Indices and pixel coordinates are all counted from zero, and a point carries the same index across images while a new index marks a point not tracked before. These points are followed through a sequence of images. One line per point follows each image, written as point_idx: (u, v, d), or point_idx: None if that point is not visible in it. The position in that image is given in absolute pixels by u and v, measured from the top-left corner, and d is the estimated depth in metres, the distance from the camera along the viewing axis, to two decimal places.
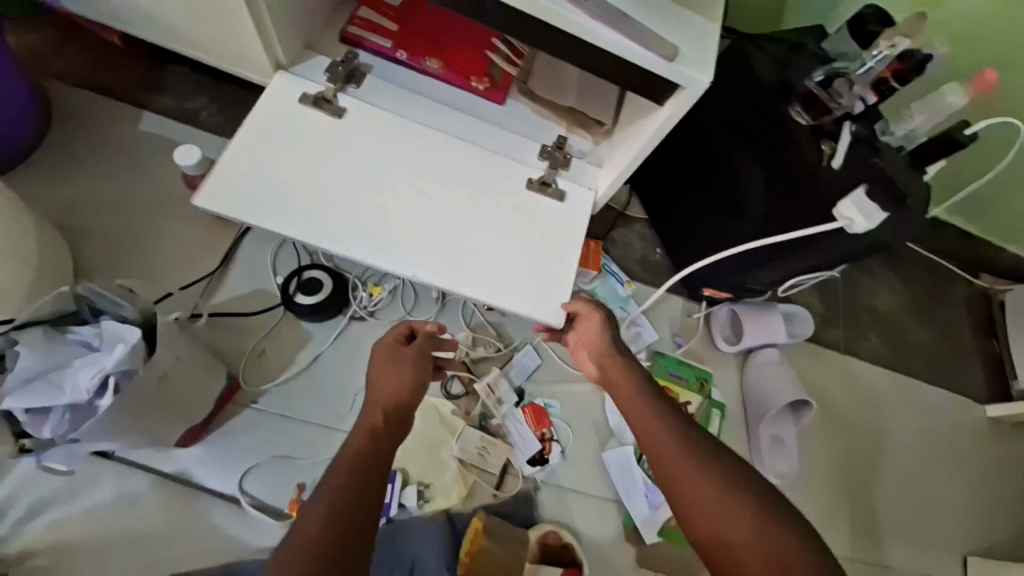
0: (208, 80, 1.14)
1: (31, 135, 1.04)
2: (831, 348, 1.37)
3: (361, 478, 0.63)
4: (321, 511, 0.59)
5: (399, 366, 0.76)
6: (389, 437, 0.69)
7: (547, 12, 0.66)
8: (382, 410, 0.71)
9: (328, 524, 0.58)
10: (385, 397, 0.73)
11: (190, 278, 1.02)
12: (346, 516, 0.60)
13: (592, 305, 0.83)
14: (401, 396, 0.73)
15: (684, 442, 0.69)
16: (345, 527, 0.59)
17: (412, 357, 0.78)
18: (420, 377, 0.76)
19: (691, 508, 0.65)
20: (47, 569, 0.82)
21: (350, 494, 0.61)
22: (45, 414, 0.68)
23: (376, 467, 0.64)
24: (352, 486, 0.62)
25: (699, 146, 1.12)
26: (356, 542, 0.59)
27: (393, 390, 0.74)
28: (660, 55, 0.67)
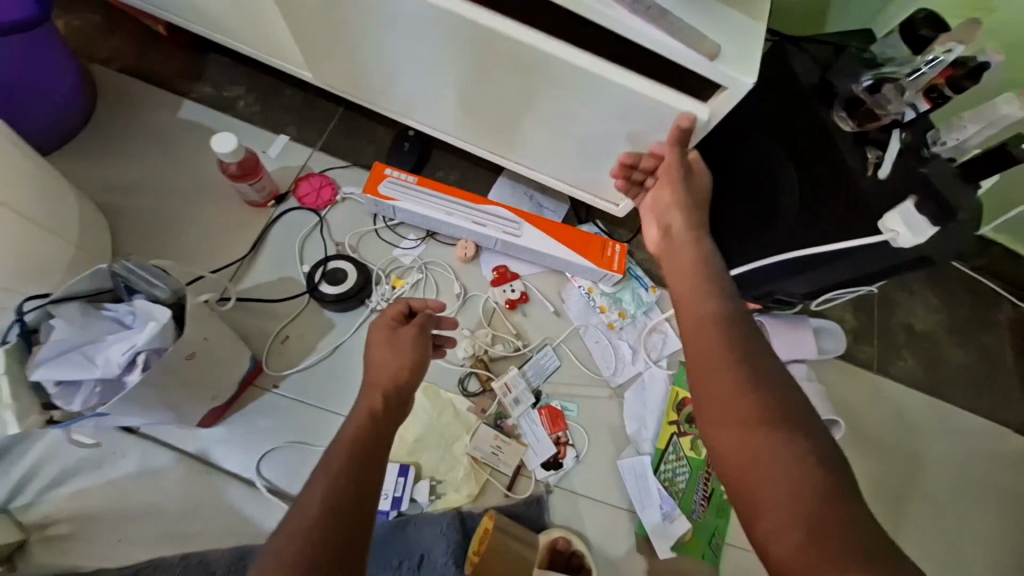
0: (246, 69, 1.16)
1: (76, 117, 1.08)
2: (863, 367, 1.32)
3: (361, 460, 0.63)
4: (318, 499, 0.59)
5: (399, 349, 0.75)
6: (388, 420, 0.69)
7: (584, 7, 0.65)
8: (382, 392, 0.70)
9: (330, 506, 0.58)
10: (386, 379, 0.72)
11: (220, 263, 1.04)
12: (346, 501, 0.59)
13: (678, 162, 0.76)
14: (398, 381, 0.73)
15: (741, 344, 0.61)
16: (346, 509, 0.59)
17: (411, 334, 0.76)
18: (420, 358, 0.76)
19: (737, 438, 0.56)
20: (67, 537, 0.85)
21: (349, 479, 0.61)
22: (75, 387, 0.70)
23: (372, 453, 0.64)
24: (349, 470, 0.62)
25: (735, 151, 1.09)
26: (357, 524, 0.59)
27: (392, 372, 0.73)
28: (699, 54, 0.65)
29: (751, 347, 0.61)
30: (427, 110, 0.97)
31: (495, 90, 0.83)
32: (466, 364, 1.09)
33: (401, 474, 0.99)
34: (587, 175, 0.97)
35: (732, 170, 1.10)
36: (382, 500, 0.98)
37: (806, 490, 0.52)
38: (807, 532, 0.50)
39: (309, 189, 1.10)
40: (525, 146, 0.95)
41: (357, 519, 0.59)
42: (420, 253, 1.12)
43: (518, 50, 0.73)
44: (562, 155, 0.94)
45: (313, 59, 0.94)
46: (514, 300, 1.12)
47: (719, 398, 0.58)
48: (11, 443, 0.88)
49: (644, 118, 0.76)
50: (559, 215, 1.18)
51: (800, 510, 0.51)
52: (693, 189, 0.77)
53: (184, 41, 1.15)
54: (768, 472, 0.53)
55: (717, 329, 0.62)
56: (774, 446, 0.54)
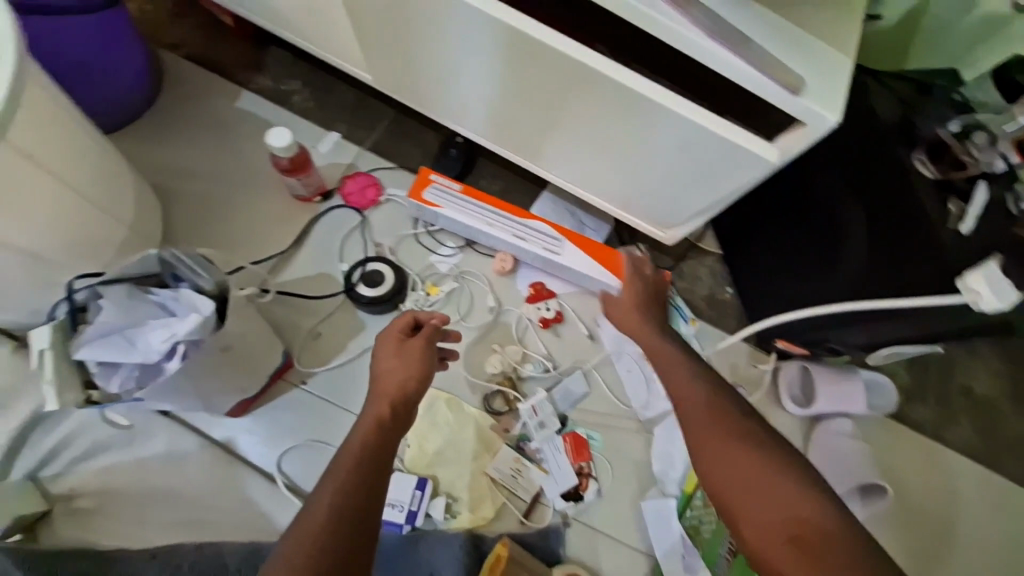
0: (304, 63, 1.18)
1: (141, 100, 1.11)
2: (912, 427, 1.22)
3: (368, 469, 0.65)
4: (324, 504, 0.61)
5: (407, 360, 0.76)
6: (394, 429, 0.71)
7: (664, 29, 0.61)
8: (389, 401, 0.72)
9: (334, 514, 0.60)
10: (393, 390, 0.73)
11: (261, 254, 1.05)
12: (346, 511, 0.61)
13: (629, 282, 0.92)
14: (405, 391, 0.74)
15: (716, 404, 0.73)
16: (350, 517, 0.61)
17: (418, 347, 0.77)
18: (426, 370, 0.76)
19: (735, 485, 0.66)
20: (90, 511, 0.85)
21: (355, 487, 0.63)
22: (115, 367, 0.70)
23: (379, 461, 0.66)
24: (355, 478, 0.64)
25: (791, 189, 1.00)
26: (362, 530, 0.61)
27: (400, 381, 0.74)
28: (781, 86, 0.60)
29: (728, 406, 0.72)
30: (479, 119, 0.95)
31: (552, 104, 0.80)
32: (493, 381, 1.06)
33: (419, 487, 0.96)
34: (637, 200, 0.93)
35: (784, 210, 1.02)
36: (398, 512, 0.95)
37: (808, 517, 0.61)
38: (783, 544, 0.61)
39: (354, 187, 1.10)
40: (575, 163, 0.92)
41: (360, 524, 0.61)
42: (458, 262, 1.10)
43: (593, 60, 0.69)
44: (612, 176, 0.90)
45: (371, 60, 0.94)
46: (548, 319, 1.09)
47: (716, 451, 0.68)
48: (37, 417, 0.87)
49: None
50: (600, 234, 1.14)
51: (779, 528, 0.62)
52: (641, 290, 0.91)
53: (248, 33, 1.18)
54: (749, 500, 0.64)
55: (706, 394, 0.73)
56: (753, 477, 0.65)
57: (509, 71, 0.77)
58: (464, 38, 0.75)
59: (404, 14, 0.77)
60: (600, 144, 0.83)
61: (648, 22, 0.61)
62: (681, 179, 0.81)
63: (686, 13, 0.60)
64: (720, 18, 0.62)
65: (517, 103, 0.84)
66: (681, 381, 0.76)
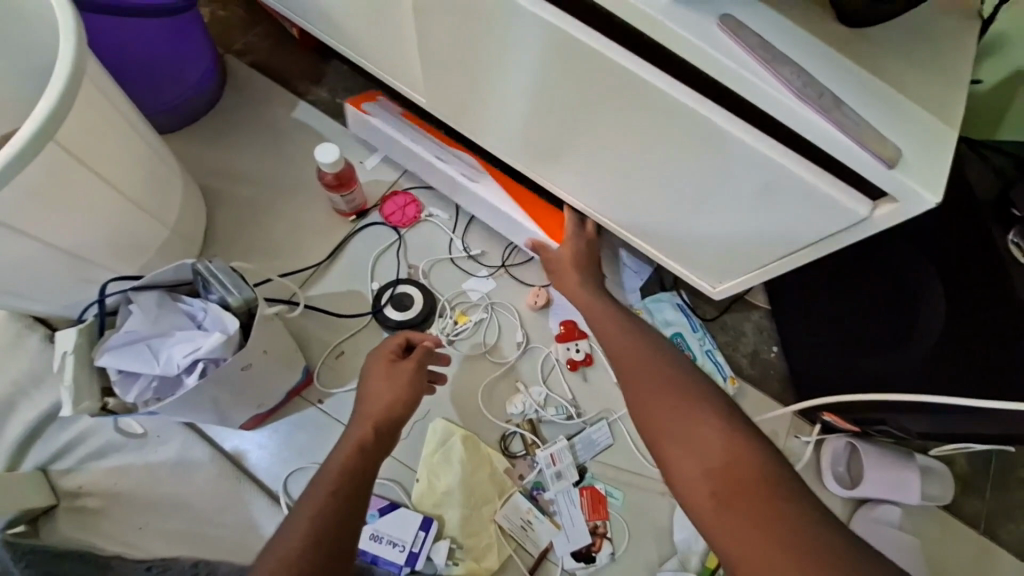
0: (363, 79, 1.18)
1: (203, 102, 1.12)
2: (968, 523, 1.10)
3: (346, 489, 0.66)
4: (303, 526, 0.62)
5: (395, 381, 0.78)
6: (376, 451, 0.72)
7: (744, 83, 0.56)
8: (373, 422, 0.74)
9: (312, 535, 0.61)
10: (378, 412, 0.75)
11: (296, 264, 1.05)
12: (325, 526, 0.63)
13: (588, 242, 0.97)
14: (391, 412, 0.76)
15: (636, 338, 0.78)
16: (327, 541, 0.62)
17: (407, 370, 0.79)
18: (414, 394, 0.78)
19: (655, 406, 0.68)
20: (95, 512, 0.85)
21: (333, 510, 0.64)
22: (134, 377, 0.69)
23: (362, 479, 0.69)
24: (337, 495, 0.66)
25: (859, 260, 0.94)
26: (342, 540, 0.63)
27: (385, 404, 0.76)
28: (876, 157, 0.55)
29: (642, 338, 0.78)
30: (532, 153, 0.93)
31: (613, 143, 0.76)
32: (513, 421, 1.01)
33: (423, 527, 0.92)
34: (694, 254, 0.90)
35: (852, 281, 0.95)
36: (399, 551, 0.90)
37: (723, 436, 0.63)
38: (720, 505, 0.59)
39: (394, 207, 1.09)
40: (629, 206, 0.88)
41: (343, 529, 0.63)
42: (489, 290, 1.07)
43: (660, 106, 0.65)
44: (670, 225, 0.86)
45: (430, 84, 0.93)
46: (577, 361, 1.03)
47: (642, 374, 0.72)
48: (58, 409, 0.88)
49: (787, 202, 0.66)
50: (642, 276, 1.13)
51: (695, 449, 0.63)
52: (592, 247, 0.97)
53: (310, 44, 1.19)
54: (685, 457, 0.63)
55: (631, 332, 0.80)
56: (681, 416, 0.66)
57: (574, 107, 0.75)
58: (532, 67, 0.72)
59: (475, 40, 0.75)
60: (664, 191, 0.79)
61: (727, 75, 0.56)
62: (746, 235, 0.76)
63: (773, 68, 0.56)
64: (812, 78, 0.57)
65: (579, 136, 0.81)
66: (615, 327, 0.81)
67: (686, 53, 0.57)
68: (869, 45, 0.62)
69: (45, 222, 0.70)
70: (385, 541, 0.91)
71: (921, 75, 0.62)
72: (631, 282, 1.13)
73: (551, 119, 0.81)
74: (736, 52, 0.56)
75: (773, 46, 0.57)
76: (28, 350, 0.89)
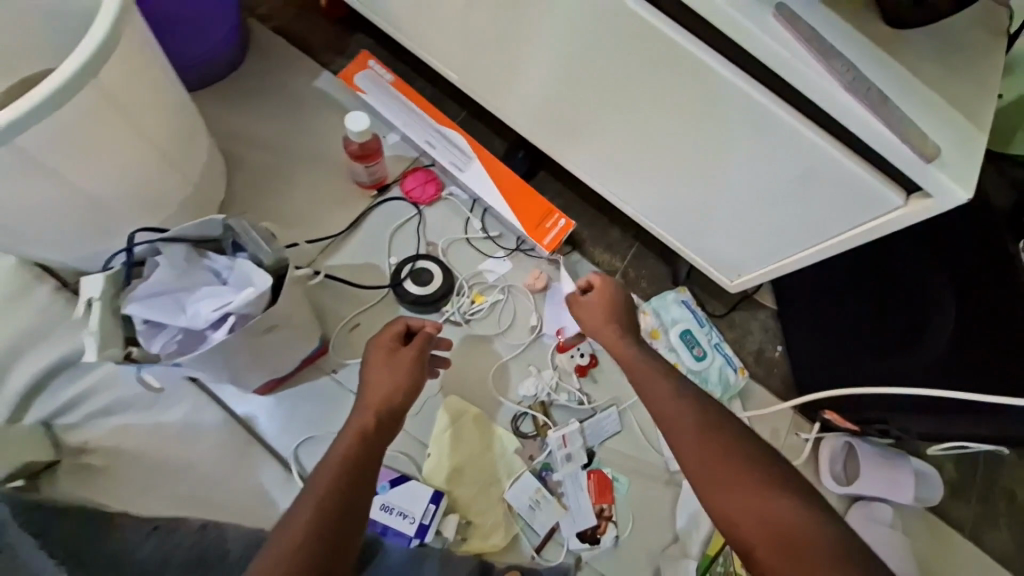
0: (388, 54, 1.17)
1: (222, 67, 1.10)
2: (955, 527, 1.13)
3: (351, 478, 0.65)
4: (307, 513, 0.61)
5: (395, 370, 0.76)
6: (378, 440, 0.70)
7: (793, 71, 0.59)
8: (374, 411, 0.72)
9: (317, 523, 0.61)
10: (379, 399, 0.73)
11: (314, 234, 1.04)
12: (332, 515, 0.62)
13: (600, 287, 0.85)
14: (393, 398, 0.74)
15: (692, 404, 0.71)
16: (332, 526, 0.61)
17: (409, 358, 0.77)
18: (416, 380, 0.76)
19: (712, 480, 0.66)
20: (100, 468, 0.83)
21: (338, 500, 0.63)
22: (160, 329, 0.68)
23: (364, 465, 0.67)
24: (340, 484, 0.64)
25: (872, 261, 0.96)
26: (345, 526, 0.62)
27: (386, 392, 0.74)
28: (916, 153, 0.58)
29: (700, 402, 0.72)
30: (566, 136, 0.93)
31: (652, 125, 0.78)
32: (524, 403, 1.01)
33: (433, 501, 0.91)
34: (719, 247, 0.92)
35: (869, 280, 0.97)
36: (409, 522, 0.90)
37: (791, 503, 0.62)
38: (774, 548, 0.60)
39: (414, 183, 1.07)
40: (660, 192, 0.90)
41: (350, 515, 0.63)
42: (506, 272, 1.07)
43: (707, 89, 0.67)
44: (700, 216, 0.88)
45: (469, 60, 0.93)
46: (583, 366, 1.02)
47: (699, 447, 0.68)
48: (67, 363, 0.86)
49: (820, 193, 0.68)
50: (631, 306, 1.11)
51: (756, 518, 0.62)
52: (613, 296, 0.85)
53: (337, 15, 1.17)
54: (729, 495, 0.64)
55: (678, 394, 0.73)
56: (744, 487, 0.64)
57: (619, 85, 0.76)
58: (583, 40, 0.73)
59: (528, 13, 0.75)
60: (698, 177, 0.81)
61: (778, 62, 0.59)
62: (773, 221, 0.79)
63: (827, 64, 0.58)
64: (857, 72, 0.59)
65: (618, 117, 0.82)
66: (664, 396, 0.73)
67: (742, 37, 0.59)
68: (912, 47, 0.63)
69: (77, 167, 0.69)
70: (395, 512, 0.90)
71: (958, 80, 0.64)
72: None
73: (593, 97, 0.81)
74: (787, 42, 0.58)
75: (824, 39, 0.59)
76: (36, 300, 0.86)
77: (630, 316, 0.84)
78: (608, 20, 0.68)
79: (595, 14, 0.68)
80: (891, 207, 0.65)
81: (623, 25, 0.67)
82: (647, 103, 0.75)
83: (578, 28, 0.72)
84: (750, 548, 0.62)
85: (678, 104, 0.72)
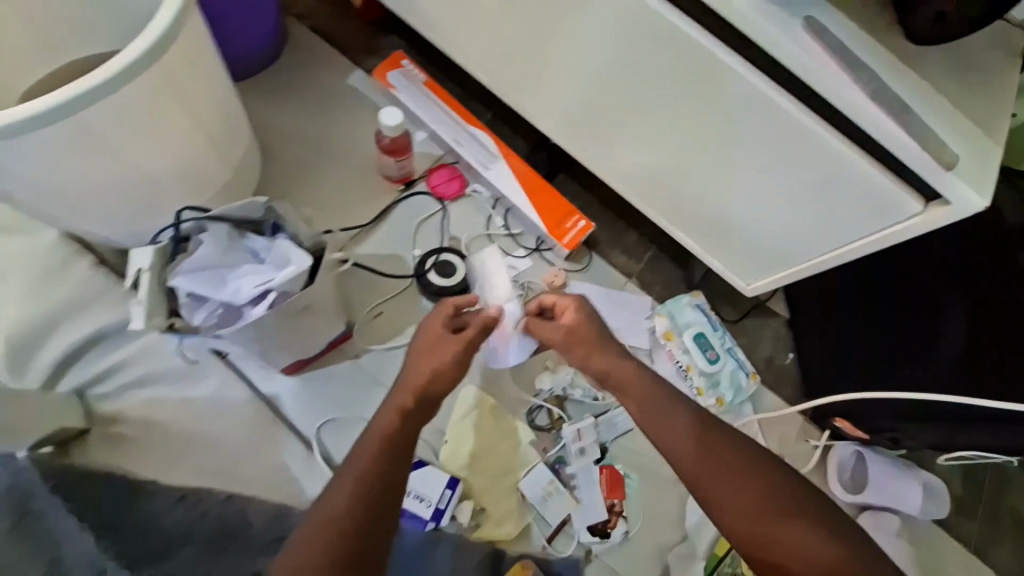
0: (419, 56, 1.21)
1: (260, 61, 1.14)
2: (963, 542, 1.13)
3: (389, 460, 0.68)
4: (347, 491, 0.65)
5: (440, 354, 0.74)
6: (416, 422, 0.71)
7: (819, 79, 0.62)
8: (413, 395, 0.71)
9: (357, 502, 0.64)
10: (421, 383, 0.72)
11: (342, 224, 1.07)
12: (371, 496, 0.65)
13: (564, 307, 0.77)
14: (436, 385, 0.73)
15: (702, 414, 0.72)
16: (371, 505, 0.65)
17: (455, 343, 0.74)
18: (460, 367, 0.74)
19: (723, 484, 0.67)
20: (130, 439, 0.86)
21: (377, 480, 0.66)
22: (201, 302, 0.71)
23: (402, 448, 0.69)
24: (377, 466, 0.67)
25: (881, 270, 0.99)
26: (384, 505, 0.66)
27: (428, 376, 0.72)
28: (935, 161, 0.60)
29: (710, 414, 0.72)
30: (591, 138, 0.96)
31: (678, 129, 0.81)
32: (541, 396, 1.02)
33: (449, 486, 0.93)
34: (737, 251, 0.94)
35: (877, 288, 0.99)
36: (425, 506, 0.92)
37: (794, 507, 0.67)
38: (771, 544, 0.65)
39: (440, 179, 1.11)
40: (681, 195, 0.92)
41: (387, 495, 0.66)
42: (525, 269, 1.10)
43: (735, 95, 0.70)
44: (719, 220, 0.91)
45: (501, 62, 0.96)
46: None
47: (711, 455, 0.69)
48: (102, 336, 0.89)
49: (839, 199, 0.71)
50: (645, 307, 1.14)
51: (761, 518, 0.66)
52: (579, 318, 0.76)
53: (371, 16, 1.21)
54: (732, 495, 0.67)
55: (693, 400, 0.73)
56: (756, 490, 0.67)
57: (648, 89, 0.79)
58: (615, 45, 0.76)
59: (563, 18, 0.79)
60: (720, 181, 0.84)
61: (805, 70, 0.62)
62: (792, 226, 0.81)
63: (852, 74, 0.61)
64: (881, 83, 0.62)
65: (644, 121, 0.84)
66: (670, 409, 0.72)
67: (771, 47, 0.62)
68: (934, 63, 0.66)
69: (130, 145, 0.72)
70: (412, 495, 0.92)
71: (978, 96, 0.66)
72: (637, 316, 1.13)
73: (621, 100, 0.84)
74: (815, 52, 0.61)
75: (850, 51, 0.62)
76: (76, 274, 0.89)
77: (604, 326, 0.77)
78: (640, 26, 0.71)
79: (628, 20, 0.72)
80: (908, 214, 0.68)
81: (656, 31, 0.70)
82: (675, 107, 0.78)
83: (610, 33, 0.75)
84: (750, 544, 0.66)
85: (704, 109, 0.75)
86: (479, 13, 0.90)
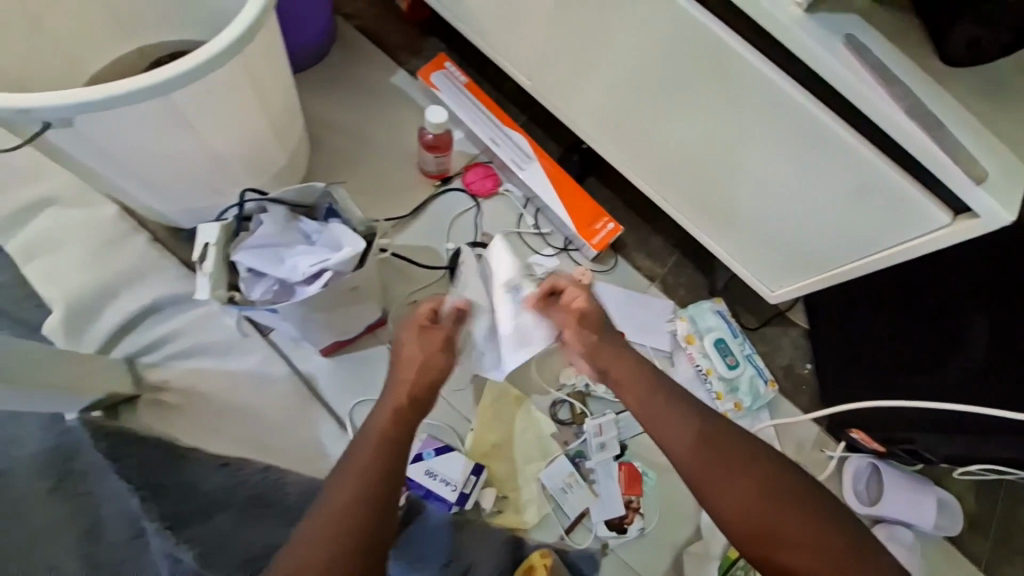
0: (460, 59, 1.26)
1: (311, 57, 1.19)
2: (974, 560, 1.14)
3: (388, 450, 0.68)
4: (350, 486, 0.65)
5: (427, 351, 0.78)
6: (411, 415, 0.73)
7: (858, 93, 0.65)
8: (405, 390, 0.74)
9: (358, 495, 0.64)
10: (410, 378, 0.75)
11: (381, 214, 1.12)
12: (374, 488, 0.65)
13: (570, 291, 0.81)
14: (425, 379, 0.76)
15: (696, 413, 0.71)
16: (375, 496, 0.65)
17: (439, 338, 0.79)
18: (446, 359, 0.78)
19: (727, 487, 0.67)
20: (175, 406, 0.90)
21: (379, 471, 0.66)
22: (259, 278, 0.76)
23: (400, 439, 0.70)
24: (378, 458, 0.67)
25: (904, 277, 1.00)
26: (387, 496, 0.65)
27: (417, 371, 0.76)
28: (967, 175, 0.63)
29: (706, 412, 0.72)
30: (627, 143, 1.00)
31: (714, 136, 0.84)
32: (564, 390, 1.05)
33: (474, 472, 0.96)
34: (765, 257, 0.97)
35: (900, 297, 1.00)
36: (450, 490, 0.94)
37: (805, 505, 0.65)
38: (790, 545, 0.64)
39: (475, 177, 1.15)
40: (712, 201, 0.96)
41: (389, 486, 0.66)
42: (552, 267, 1.13)
43: (774, 105, 0.73)
44: (748, 226, 0.94)
45: (544, 68, 1.01)
46: None
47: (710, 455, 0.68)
48: (154, 307, 0.93)
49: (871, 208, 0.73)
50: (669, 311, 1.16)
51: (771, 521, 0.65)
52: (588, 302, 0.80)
53: (417, 19, 1.27)
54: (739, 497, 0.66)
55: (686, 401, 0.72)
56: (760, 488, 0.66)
57: (688, 97, 0.83)
58: (659, 54, 0.80)
59: (610, 28, 0.83)
60: (753, 188, 0.87)
61: (845, 84, 0.65)
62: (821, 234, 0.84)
63: (889, 90, 0.64)
64: (917, 100, 0.65)
65: (681, 127, 0.88)
66: (666, 408, 0.72)
67: (813, 61, 0.65)
68: (969, 84, 0.69)
69: (202, 128, 0.77)
70: (438, 478, 0.95)
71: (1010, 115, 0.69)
72: (660, 319, 1.16)
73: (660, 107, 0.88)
74: (854, 68, 0.65)
75: (888, 68, 0.65)
76: (133, 248, 0.94)
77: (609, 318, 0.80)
78: (688, 38, 0.75)
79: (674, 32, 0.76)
80: (938, 225, 0.71)
81: (701, 43, 0.74)
82: (713, 115, 0.82)
83: (655, 43, 0.80)
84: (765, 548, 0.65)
85: (742, 117, 0.79)
86: (528, 20, 0.95)
